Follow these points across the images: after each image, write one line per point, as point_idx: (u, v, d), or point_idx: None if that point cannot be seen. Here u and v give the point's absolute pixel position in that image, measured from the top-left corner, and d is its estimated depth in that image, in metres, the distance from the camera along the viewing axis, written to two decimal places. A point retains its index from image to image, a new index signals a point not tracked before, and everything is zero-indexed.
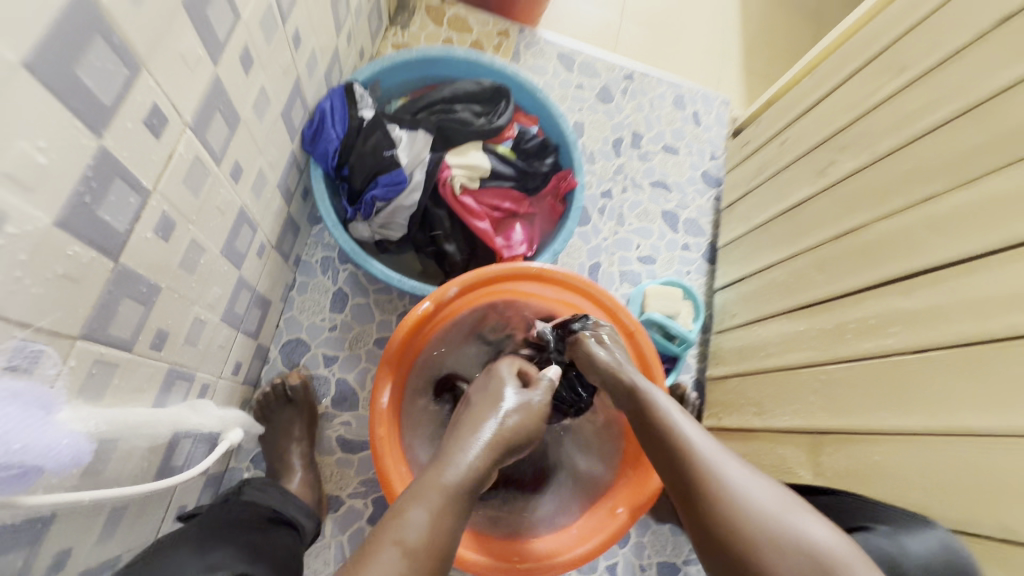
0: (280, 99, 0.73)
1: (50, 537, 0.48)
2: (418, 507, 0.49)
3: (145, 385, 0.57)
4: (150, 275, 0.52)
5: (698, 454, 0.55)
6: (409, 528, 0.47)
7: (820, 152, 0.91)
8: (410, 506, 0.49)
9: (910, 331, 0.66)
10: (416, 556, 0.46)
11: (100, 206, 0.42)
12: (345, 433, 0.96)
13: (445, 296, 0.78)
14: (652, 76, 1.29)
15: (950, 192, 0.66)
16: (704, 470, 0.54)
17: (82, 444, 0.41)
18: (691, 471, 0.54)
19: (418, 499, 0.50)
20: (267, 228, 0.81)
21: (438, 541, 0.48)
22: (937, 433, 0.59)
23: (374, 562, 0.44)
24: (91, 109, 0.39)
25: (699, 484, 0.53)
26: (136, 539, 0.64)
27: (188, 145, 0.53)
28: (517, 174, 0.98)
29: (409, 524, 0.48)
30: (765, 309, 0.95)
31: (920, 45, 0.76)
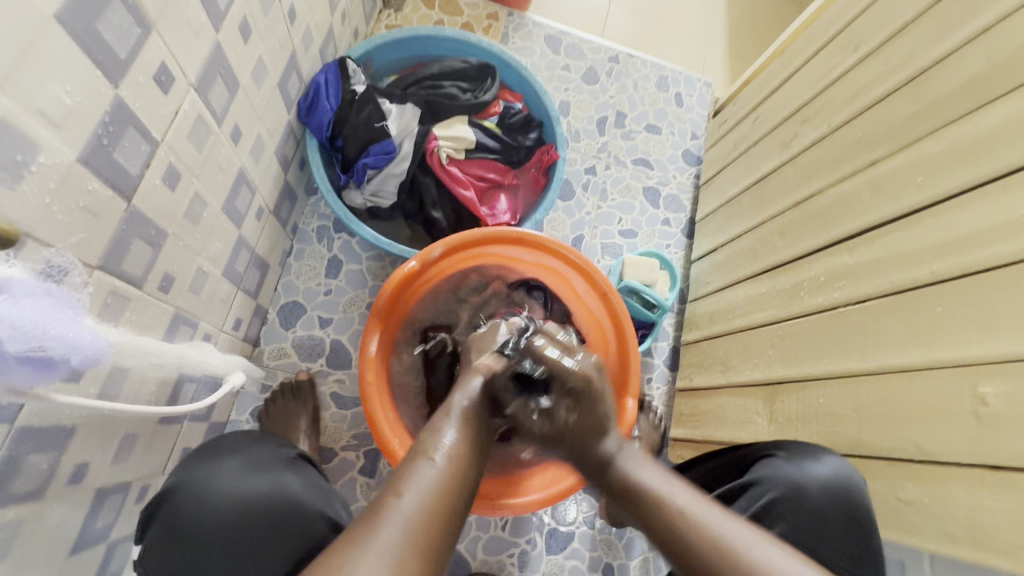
0: (277, 69, 0.78)
1: (72, 448, 0.53)
2: (449, 427, 0.56)
3: (154, 323, 0.63)
4: (159, 221, 0.58)
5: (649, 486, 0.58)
6: (443, 445, 0.54)
7: (787, 126, 0.97)
8: (441, 427, 0.56)
9: (853, 285, 0.72)
10: (449, 467, 0.52)
11: (116, 150, 0.48)
12: (339, 390, 1.02)
13: (430, 256, 0.84)
14: (637, 58, 1.34)
15: (892, 155, 0.72)
16: (662, 504, 0.56)
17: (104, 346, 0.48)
18: (650, 507, 0.56)
19: (443, 425, 0.57)
20: (265, 193, 0.87)
21: (468, 454, 0.54)
22: (867, 371, 0.66)
23: (417, 472, 0.51)
24: (109, 62, 0.45)
25: (660, 520, 0.55)
26: (149, 467, 0.70)
27: (192, 104, 0.58)
28: (501, 147, 1.04)
29: (442, 435, 0.55)
30: (734, 275, 1.01)
31: (873, 23, 0.83)
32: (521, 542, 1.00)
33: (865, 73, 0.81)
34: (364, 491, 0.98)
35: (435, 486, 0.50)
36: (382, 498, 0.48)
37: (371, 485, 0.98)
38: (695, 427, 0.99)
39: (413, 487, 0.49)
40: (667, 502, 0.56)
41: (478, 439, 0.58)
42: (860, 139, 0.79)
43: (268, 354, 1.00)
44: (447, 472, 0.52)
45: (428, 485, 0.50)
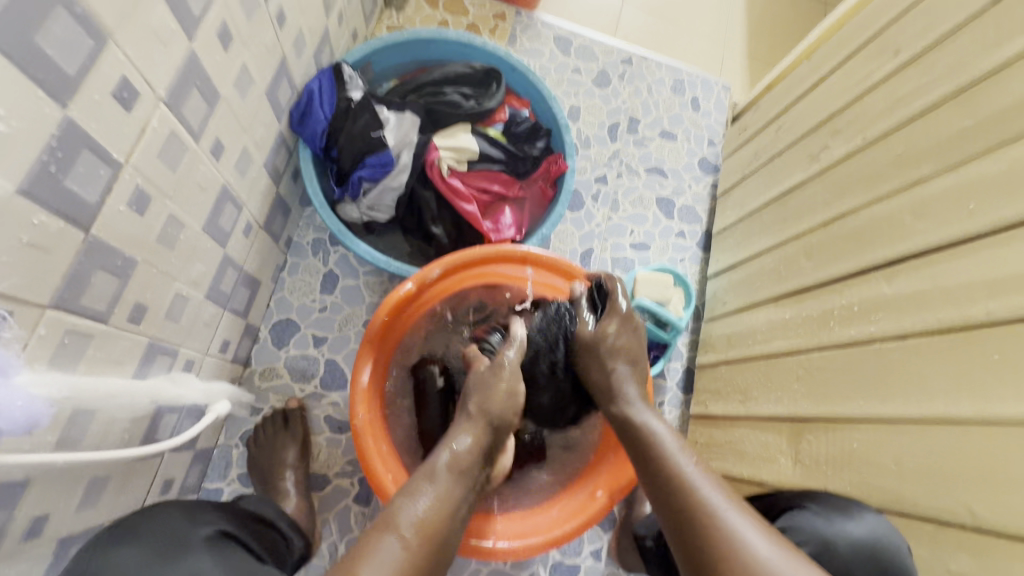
0: (265, 78, 0.73)
1: (26, 502, 0.49)
2: (422, 495, 0.55)
3: (124, 357, 0.58)
4: (125, 248, 0.53)
5: (678, 465, 0.54)
6: (411, 516, 0.53)
7: (815, 137, 0.91)
8: (414, 495, 0.55)
9: (891, 318, 0.66)
10: (416, 542, 0.51)
11: (67, 176, 0.43)
12: (334, 413, 0.97)
13: (428, 277, 0.79)
14: (651, 60, 1.27)
15: (938, 175, 0.66)
16: (685, 484, 0.52)
17: (38, 406, 0.46)
18: (674, 487, 0.53)
19: (416, 491, 0.55)
20: (254, 208, 0.82)
21: (437, 530, 0.53)
22: (911, 420, 0.60)
23: (381, 547, 0.49)
24: (54, 79, 0.39)
25: (682, 501, 0.52)
26: (121, 508, 0.67)
27: (163, 120, 0.53)
28: (506, 157, 0.98)
29: (412, 507, 0.53)
30: (756, 296, 0.95)
31: (913, 28, 0.77)
32: None
33: (905, 82, 0.75)
34: (358, 522, 0.93)
35: (397, 564, 0.48)
36: (339, 575, 0.46)
37: (366, 515, 0.93)
38: (711, 459, 0.93)
39: (374, 565, 0.47)
40: (694, 490, 0.52)
41: (452, 513, 0.55)
42: (900, 155, 0.73)
43: (259, 375, 0.96)
44: (414, 552, 0.50)
45: (389, 563, 0.48)
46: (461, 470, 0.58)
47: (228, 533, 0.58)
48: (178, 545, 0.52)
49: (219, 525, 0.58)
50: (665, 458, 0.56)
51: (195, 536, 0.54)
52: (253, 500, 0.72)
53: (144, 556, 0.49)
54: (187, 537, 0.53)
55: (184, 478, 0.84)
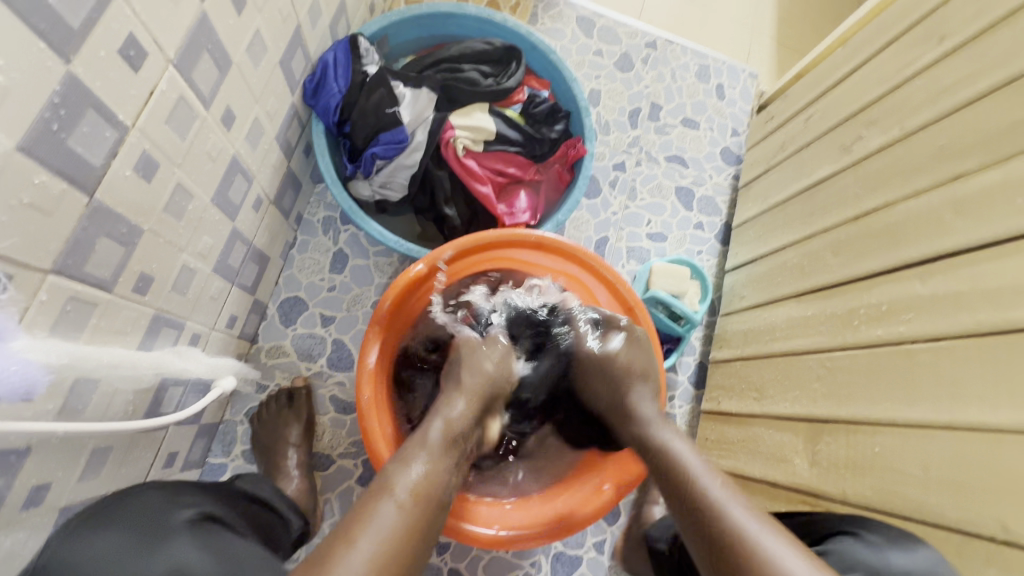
0: (279, 47, 0.70)
1: (26, 470, 0.49)
2: (413, 461, 0.55)
3: (128, 328, 0.57)
4: (131, 216, 0.51)
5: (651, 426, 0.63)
6: (407, 480, 0.53)
7: (848, 127, 0.88)
8: (408, 460, 0.55)
9: (924, 319, 0.64)
10: (412, 504, 0.51)
11: (70, 135, 0.41)
12: (339, 394, 0.96)
13: (439, 260, 0.77)
14: (677, 45, 1.23)
15: (982, 170, 0.63)
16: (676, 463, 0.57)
17: (34, 373, 0.44)
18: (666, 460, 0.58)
19: (411, 456, 0.55)
20: (265, 181, 0.80)
21: (431, 493, 0.53)
22: (940, 426, 0.58)
23: (378, 511, 0.49)
24: (57, 32, 0.37)
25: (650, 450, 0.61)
26: (122, 481, 0.66)
27: (172, 83, 0.51)
28: (524, 138, 0.94)
29: (407, 471, 0.53)
30: (776, 291, 0.92)
31: (962, 13, 0.73)
32: (525, 567, 0.93)
33: (952, 70, 0.72)
34: None
35: (394, 529, 0.48)
36: (332, 543, 0.46)
37: None
38: (720, 456, 0.91)
39: (371, 528, 0.48)
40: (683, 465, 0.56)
41: (441, 477, 0.55)
42: (941, 148, 0.69)
43: (266, 352, 0.95)
44: (409, 514, 0.50)
45: (387, 528, 0.48)
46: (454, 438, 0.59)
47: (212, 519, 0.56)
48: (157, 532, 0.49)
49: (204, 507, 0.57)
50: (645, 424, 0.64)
51: (177, 520, 0.51)
52: (249, 481, 0.72)
53: (124, 547, 0.46)
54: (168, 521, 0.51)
55: (189, 452, 0.83)
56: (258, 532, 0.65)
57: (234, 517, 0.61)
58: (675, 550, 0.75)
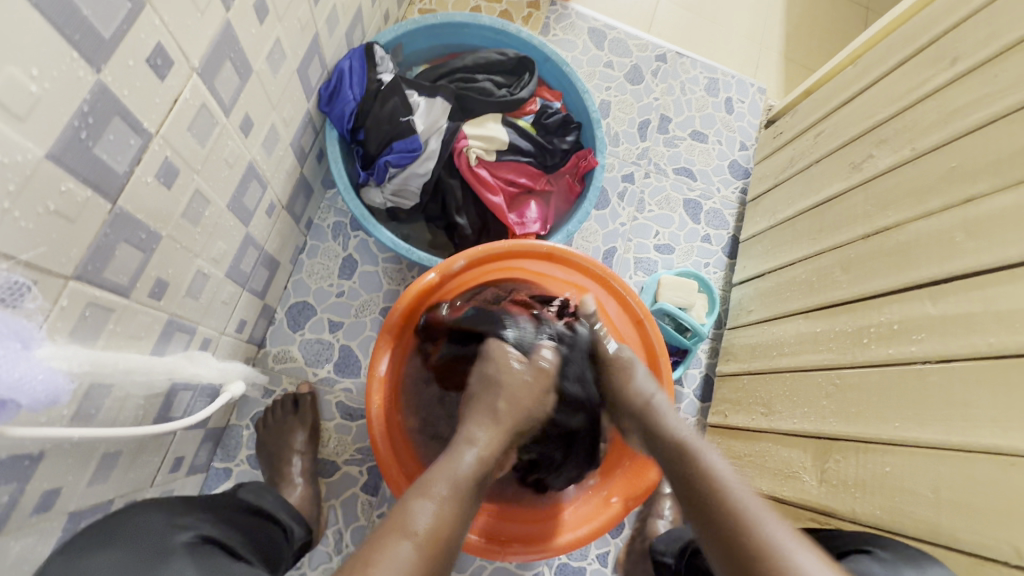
0: (297, 55, 0.71)
1: (39, 474, 0.49)
2: (434, 498, 0.53)
3: (143, 333, 0.57)
4: (150, 222, 0.51)
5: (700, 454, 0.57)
6: (424, 520, 0.51)
7: (858, 146, 0.88)
8: (425, 498, 0.53)
9: (935, 339, 0.64)
10: (428, 547, 0.49)
11: (97, 144, 0.42)
12: (345, 400, 0.96)
13: (452, 269, 0.77)
14: (686, 58, 1.23)
15: (995, 193, 0.63)
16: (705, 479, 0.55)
17: (59, 383, 0.44)
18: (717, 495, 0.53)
19: (430, 493, 0.53)
20: (279, 187, 0.80)
21: (449, 532, 0.51)
22: (952, 447, 0.58)
23: (392, 552, 0.47)
24: (89, 42, 0.38)
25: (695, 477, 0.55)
26: (130, 484, 0.66)
27: (195, 91, 0.51)
28: (535, 149, 0.95)
29: (430, 509, 0.52)
30: (785, 307, 0.92)
31: (976, 36, 0.74)
32: None
33: (963, 93, 0.72)
34: (365, 510, 0.92)
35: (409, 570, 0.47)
36: None
37: (373, 503, 0.92)
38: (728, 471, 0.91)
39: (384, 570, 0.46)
40: (711, 479, 0.54)
41: (463, 507, 0.54)
42: (953, 169, 0.70)
43: (273, 357, 0.95)
44: (423, 554, 0.49)
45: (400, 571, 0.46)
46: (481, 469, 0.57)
47: (210, 540, 0.55)
48: (155, 553, 0.49)
49: (202, 530, 0.56)
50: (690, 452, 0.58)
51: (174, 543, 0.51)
52: (251, 490, 0.72)
53: (124, 563, 0.46)
54: (167, 541, 0.51)
55: (195, 457, 0.83)
56: (262, 557, 0.63)
57: (240, 542, 0.60)
58: (681, 565, 0.74)
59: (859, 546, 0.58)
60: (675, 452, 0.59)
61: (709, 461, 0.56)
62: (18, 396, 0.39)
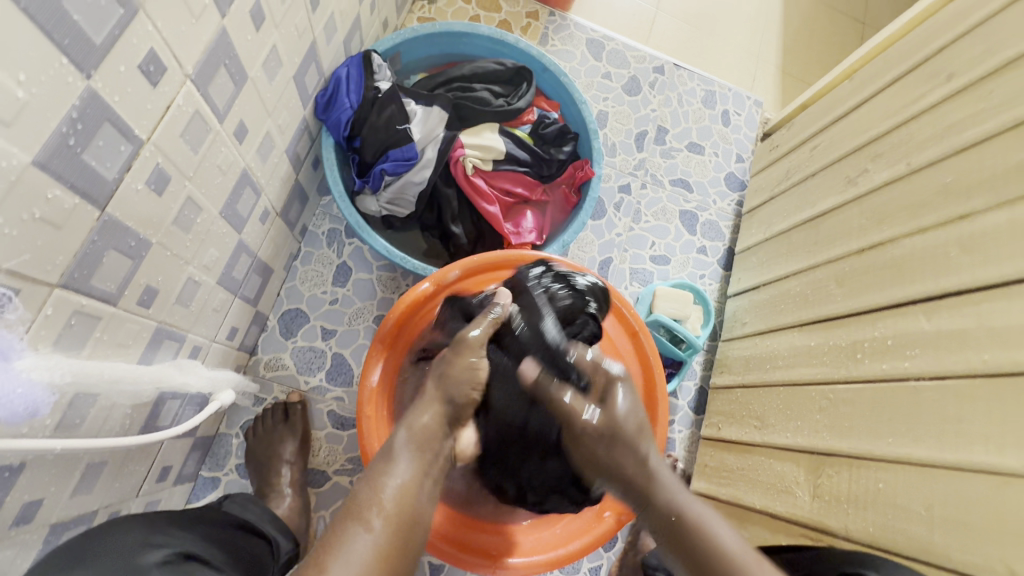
0: (294, 61, 0.70)
1: (19, 485, 0.48)
2: (389, 477, 0.53)
3: (131, 341, 0.56)
4: (140, 229, 0.51)
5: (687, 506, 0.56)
6: (380, 501, 0.51)
7: (854, 160, 0.89)
8: (379, 477, 0.53)
9: (930, 356, 0.64)
10: (383, 526, 0.49)
11: (86, 150, 0.41)
12: (337, 409, 0.95)
13: (446, 279, 0.77)
14: (684, 70, 1.24)
15: (990, 210, 0.64)
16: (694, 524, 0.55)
17: (37, 394, 0.44)
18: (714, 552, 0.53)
19: (382, 474, 0.54)
20: (273, 194, 0.79)
21: (404, 509, 0.51)
22: (945, 465, 0.58)
23: (350, 539, 0.47)
24: (79, 48, 0.37)
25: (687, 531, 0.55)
26: (115, 495, 0.65)
27: (188, 98, 0.51)
28: (532, 159, 0.95)
29: (377, 489, 0.52)
30: (779, 319, 0.92)
31: (970, 54, 0.74)
32: None
33: (956, 110, 0.73)
34: None
35: (368, 554, 0.47)
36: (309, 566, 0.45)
37: None
38: (722, 484, 0.91)
39: (342, 557, 0.46)
40: (713, 540, 0.54)
41: (414, 483, 0.54)
42: (948, 185, 0.70)
43: (264, 364, 0.94)
44: (380, 536, 0.49)
45: (359, 559, 0.46)
46: (424, 445, 0.57)
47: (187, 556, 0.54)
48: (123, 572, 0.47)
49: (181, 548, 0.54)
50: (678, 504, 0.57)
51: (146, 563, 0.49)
52: (237, 502, 0.71)
53: None
54: (134, 563, 0.49)
55: (182, 467, 0.82)
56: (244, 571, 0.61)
57: (220, 555, 0.59)
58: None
59: (851, 561, 0.57)
60: (661, 504, 0.57)
61: (703, 516, 0.55)
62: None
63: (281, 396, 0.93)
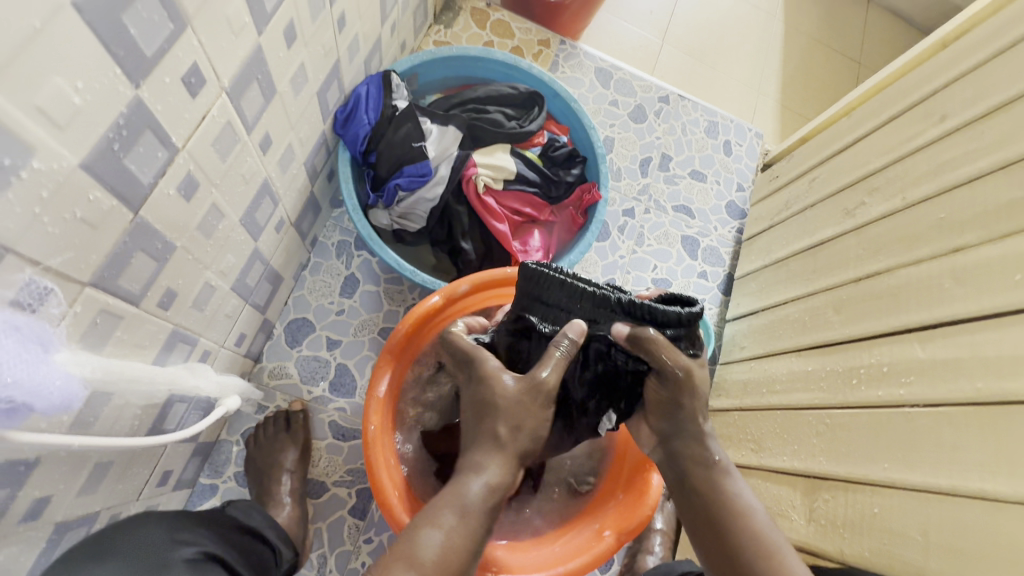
0: (318, 78, 0.73)
1: (31, 482, 0.48)
2: (445, 518, 0.54)
3: (147, 343, 0.57)
4: (167, 233, 0.52)
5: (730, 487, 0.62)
6: (432, 544, 0.52)
7: (851, 193, 0.92)
8: (434, 518, 0.54)
9: (925, 383, 0.66)
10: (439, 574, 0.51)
11: (127, 155, 0.43)
12: (338, 419, 0.95)
13: (456, 292, 0.78)
14: (688, 101, 1.28)
15: (982, 245, 0.66)
16: (743, 514, 0.60)
17: (75, 388, 0.45)
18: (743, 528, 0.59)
19: (438, 516, 0.54)
20: (289, 204, 0.81)
21: (455, 553, 0.53)
22: (941, 491, 0.59)
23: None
24: (132, 59, 0.39)
25: (718, 501, 0.61)
26: (116, 498, 0.65)
27: (222, 109, 0.53)
28: (541, 180, 0.98)
29: (438, 537, 0.53)
30: (777, 344, 0.94)
31: (962, 97, 0.78)
32: None
33: (951, 148, 0.76)
34: (350, 535, 0.90)
35: None
36: None
37: (359, 528, 0.90)
38: None
39: None
40: (745, 516, 0.60)
41: (471, 541, 0.54)
42: (942, 220, 0.73)
43: (268, 372, 0.94)
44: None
45: None
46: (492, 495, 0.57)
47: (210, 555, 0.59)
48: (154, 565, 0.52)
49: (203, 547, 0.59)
50: (719, 482, 0.63)
51: (174, 558, 0.54)
52: (240, 508, 0.71)
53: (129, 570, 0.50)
54: (166, 557, 0.54)
55: (182, 473, 0.81)
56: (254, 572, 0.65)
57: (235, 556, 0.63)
58: None
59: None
60: (700, 478, 0.63)
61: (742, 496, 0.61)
62: (35, 402, 0.41)
63: (282, 405, 0.93)
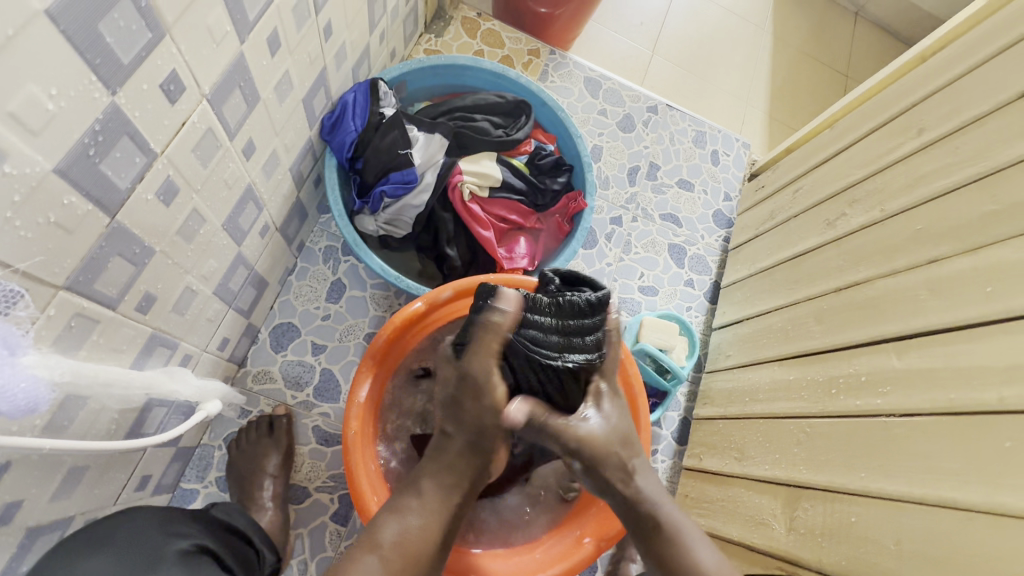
0: (304, 85, 0.74)
1: (3, 484, 0.48)
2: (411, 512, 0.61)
3: (125, 346, 0.57)
4: (145, 237, 0.52)
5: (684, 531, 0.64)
6: (394, 532, 0.60)
7: (832, 204, 0.93)
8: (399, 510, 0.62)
9: (901, 393, 0.66)
10: (396, 558, 0.58)
11: (103, 160, 0.43)
12: (322, 424, 0.95)
13: (439, 298, 0.78)
14: (676, 111, 1.30)
15: (957, 256, 0.67)
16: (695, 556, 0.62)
17: (41, 391, 0.45)
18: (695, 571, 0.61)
19: (404, 508, 0.62)
20: (274, 209, 0.82)
21: (412, 541, 0.60)
22: (916, 500, 0.59)
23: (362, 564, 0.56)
24: (108, 66, 0.40)
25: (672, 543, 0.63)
26: (93, 502, 0.65)
27: (203, 115, 0.53)
28: (527, 188, 0.98)
29: (399, 527, 0.60)
30: (760, 353, 0.95)
31: (939, 111, 0.80)
32: None
33: (929, 161, 0.77)
34: (332, 541, 0.89)
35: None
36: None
37: (341, 534, 0.90)
38: (700, 515, 0.92)
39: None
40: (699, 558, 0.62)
41: (430, 534, 0.61)
42: (919, 231, 0.74)
43: (252, 377, 0.94)
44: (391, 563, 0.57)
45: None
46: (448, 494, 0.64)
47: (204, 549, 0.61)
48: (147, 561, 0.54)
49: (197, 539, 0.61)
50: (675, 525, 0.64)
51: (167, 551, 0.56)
52: (224, 509, 0.70)
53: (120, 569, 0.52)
54: (160, 551, 0.56)
55: (161, 477, 0.81)
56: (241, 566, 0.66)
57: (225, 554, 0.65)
58: None
59: None
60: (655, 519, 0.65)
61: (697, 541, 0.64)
62: None
63: (266, 410, 0.93)
